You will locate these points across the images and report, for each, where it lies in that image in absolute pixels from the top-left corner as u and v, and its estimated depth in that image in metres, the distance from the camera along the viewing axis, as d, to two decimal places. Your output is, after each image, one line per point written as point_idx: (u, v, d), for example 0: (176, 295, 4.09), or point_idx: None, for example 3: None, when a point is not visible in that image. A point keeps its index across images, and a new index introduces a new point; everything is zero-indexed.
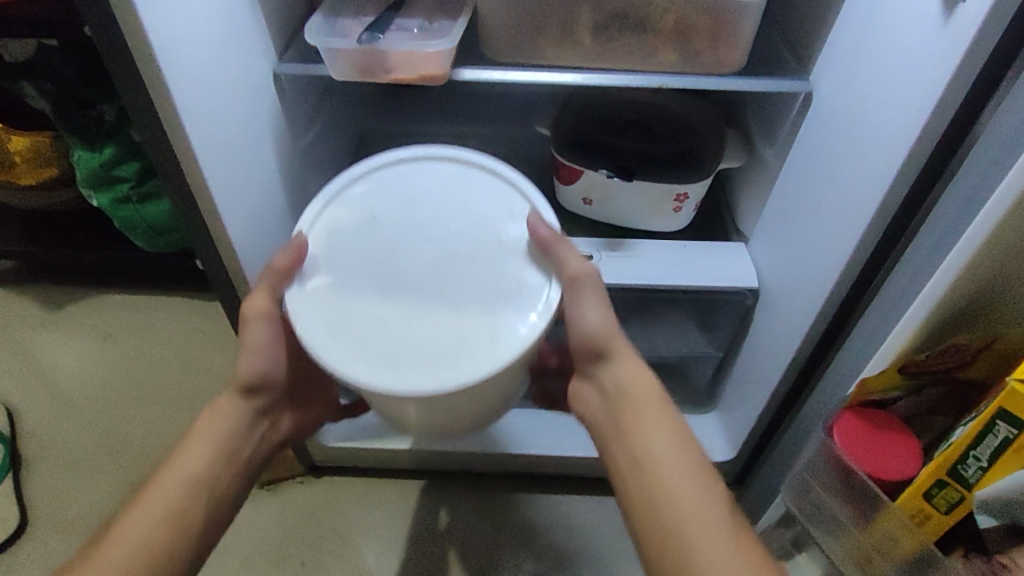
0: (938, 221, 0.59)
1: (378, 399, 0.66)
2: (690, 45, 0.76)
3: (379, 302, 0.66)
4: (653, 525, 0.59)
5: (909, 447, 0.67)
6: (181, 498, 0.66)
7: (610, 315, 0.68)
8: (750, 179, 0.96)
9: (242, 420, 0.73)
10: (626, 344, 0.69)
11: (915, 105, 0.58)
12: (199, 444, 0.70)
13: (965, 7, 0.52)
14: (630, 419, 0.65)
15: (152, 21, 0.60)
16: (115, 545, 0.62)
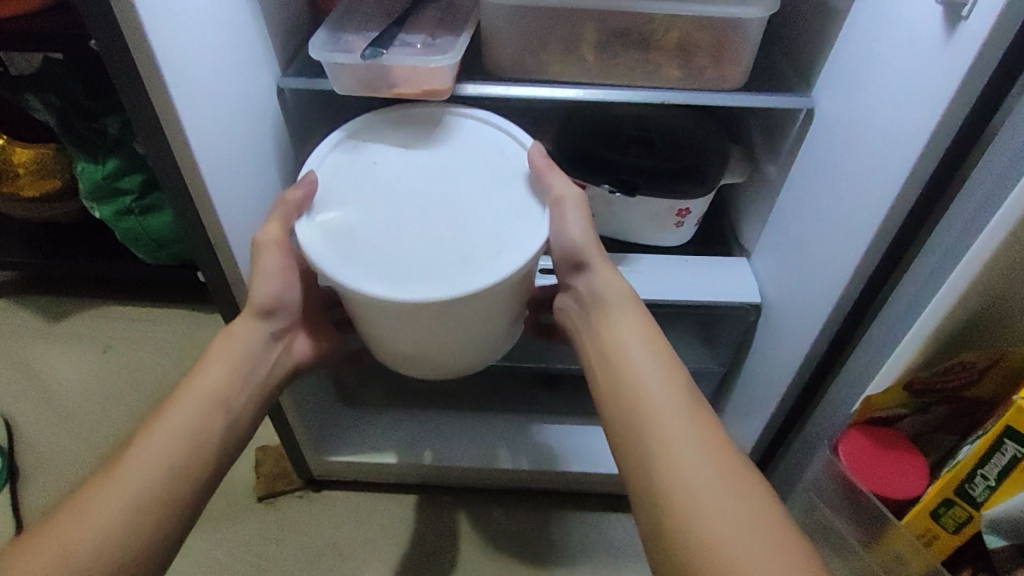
0: (943, 238, 0.59)
1: (384, 315, 0.71)
2: (692, 61, 0.76)
3: (385, 226, 0.71)
4: (615, 410, 0.64)
5: (915, 463, 0.67)
6: (200, 417, 0.68)
7: (590, 229, 0.73)
8: (752, 194, 0.97)
9: (259, 341, 0.76)
10: (603, 256, 0.74)
11: (919, 122, 0.58)
12: (218, 364, 0.72)
13: (968, 25, 0.52)
14: (606, 322, 0.71)
15: (157, 34, 0.60)
16: (136, 459, 0.63)
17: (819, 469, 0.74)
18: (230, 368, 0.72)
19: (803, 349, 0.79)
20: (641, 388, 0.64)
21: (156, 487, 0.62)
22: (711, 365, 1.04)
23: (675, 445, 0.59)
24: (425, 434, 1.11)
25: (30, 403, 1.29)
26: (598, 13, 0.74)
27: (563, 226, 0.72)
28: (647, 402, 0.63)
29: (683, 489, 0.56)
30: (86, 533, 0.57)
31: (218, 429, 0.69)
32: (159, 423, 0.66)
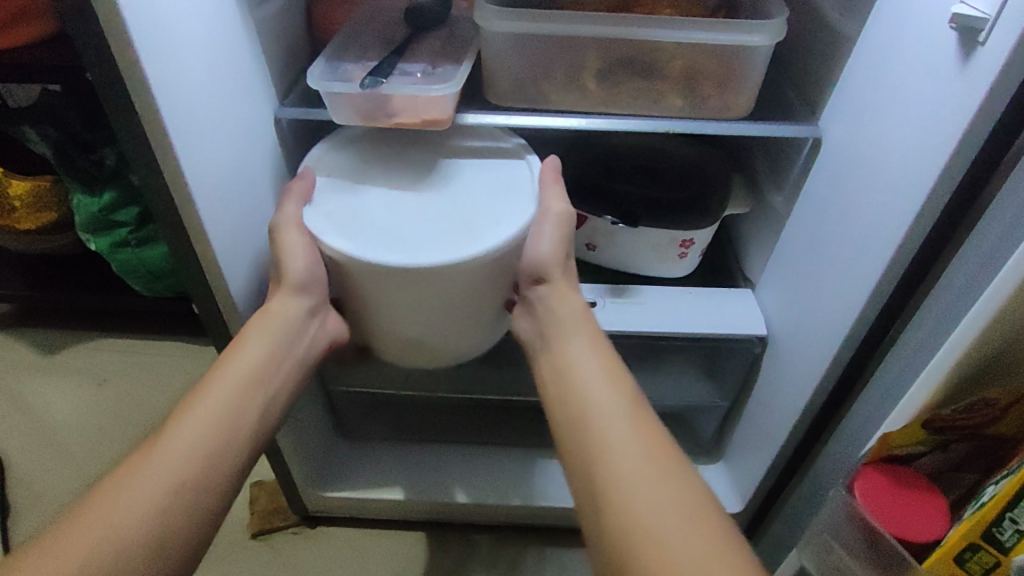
0: (964, 267, 0.58)
1: (390, 293, 0.74)
2: (697, 90, 0.75)
3: (386, 210, 0.76)
4: (563, 419, 0.64)
5: (935, 503, 0.63)
6: (241, 394, 0.68)
7: (560, 246, 0.76)
8: (756, 224, 0.96)
9: (299, 317, 0.74)
10: (567, 276, 0.76)
11: (934, 148, 0.57)
12: (259, 339, 0.71)
13: (985, 50, 0.51)
14: (559, 338, 0.71)
15: (154, 62, 0.59)
16: (180, 435, 0.63)
17: (833, 514, 0.69)
18: (269, 343, 0.72)
19: (813, 383, 0.77)
20: (587, 394, 0.64)
21: (199, 464, 0.62)
22: (717, 398, 1.01)
23: (615, 444, 0.59)
24: (422, 471, 1.08)
25: (22, 436, 1.26)
26: (601, 42, 0.73)
27: (537, 240, 0.76)
28: (593, 409, 0.63)
29: (618, 484, 0.56)
30: (131, 506, 0.57)
31: (257, 406, 0.68)
32: (202, 398, 0.66)
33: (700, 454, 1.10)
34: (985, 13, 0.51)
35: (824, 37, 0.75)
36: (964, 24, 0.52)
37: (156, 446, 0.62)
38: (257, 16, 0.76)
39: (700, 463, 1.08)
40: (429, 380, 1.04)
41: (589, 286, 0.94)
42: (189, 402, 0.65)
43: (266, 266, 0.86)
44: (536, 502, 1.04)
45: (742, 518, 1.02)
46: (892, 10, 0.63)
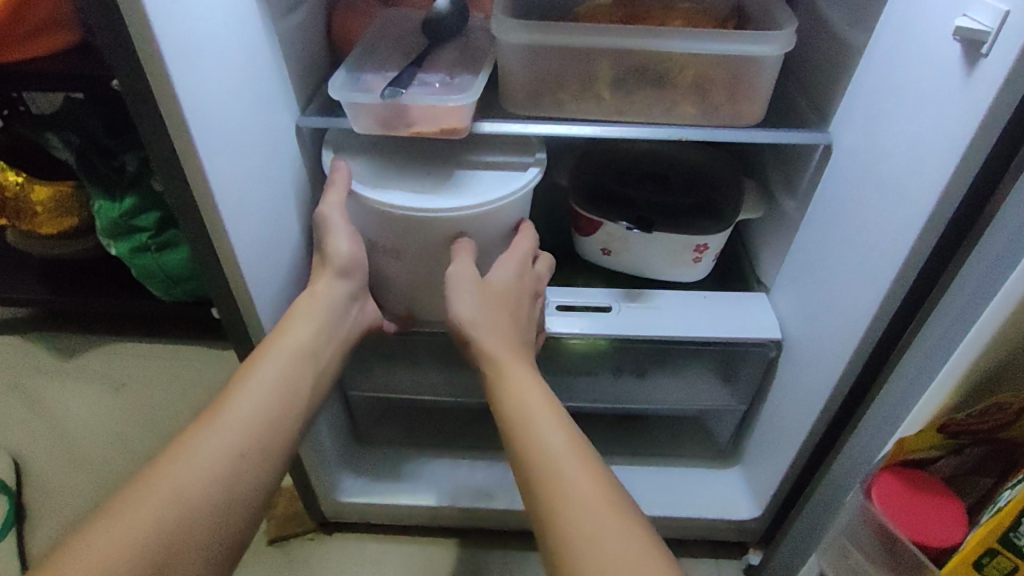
0: (972, 275, 0.58)
1: (459, 235, 0.83)
2: (709, 99, 0.76)
3: (427, 174, 0.84)
4: (517, 457, 0.66)
5: (951, 508, 0.63)
6: (293, 368, 0.72)
7: (482, 309, 0.77)
8: (769, 230, 0.96)
9: (337, 302, 0.79)
10: (495, 330, 0.76)
11: (941, 157, 0.58)
12: (306, 315, 0.76)
13: (989, 61, 0.52)
14: (506, 379, 0.71)
15: (179, 75, 0.61)
16: (238, 405, 0.68)
17: (851, 514, 0.70)
18: (315, 322, 0.76)
19: (827, 388, 0.78)
20: (546, 436, 0.66)
21: (254, 434, 0.67)
22: (732, 403, 1.01)
23: (580, 498, 0.61)
24: (439, 477, 1.09)
25: (43, 439, 1.28)
26: (614, 52, 0.74)
27: (455, 303, 0.77)
28: (552, 452, 0.65)
29: (589, 536, 0.58)
30: (196, 470, 0.62)
31: (308, 379, 0.73)
32: (255, 370, 0.70)
33: (715, 460, 1.11)
34: (985, 27, 0.52)
35: (835, 46, 0.76)
36: (968, 36, 0.53)
37: (216, 415, 0.67)
38: (279, 29, 0.78)
39: (716, 468, 1.09)
40: (445, 384, 1.06)
41: (603, 292, 0.96)
42: (243, 373, 0.70)
43: (287, 273, 0.88)
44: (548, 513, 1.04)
45: (759, 523, 1.03)
46: (899, 21, 0.64)
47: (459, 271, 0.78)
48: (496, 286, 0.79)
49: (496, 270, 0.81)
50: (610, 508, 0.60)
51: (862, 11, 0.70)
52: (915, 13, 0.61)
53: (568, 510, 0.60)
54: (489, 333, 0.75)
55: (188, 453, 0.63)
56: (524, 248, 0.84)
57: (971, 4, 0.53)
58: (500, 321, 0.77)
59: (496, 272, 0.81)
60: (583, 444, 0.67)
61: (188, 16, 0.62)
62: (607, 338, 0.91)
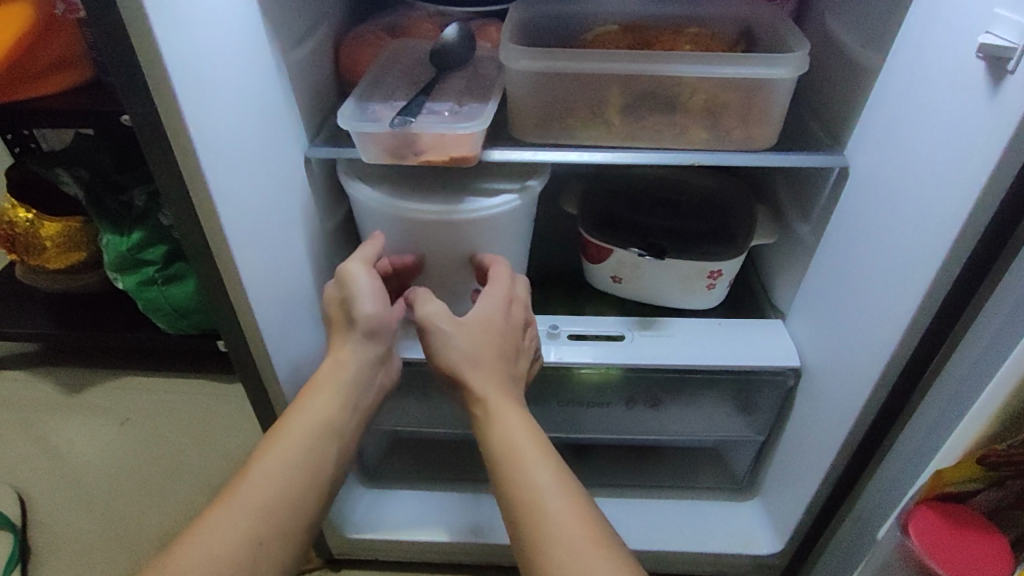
0: (1009, 297, 0.56)
1: (466, 237, 0.86)
2: (721, 123, 0.75)
3: (436, 183, 0.86)
4: (510, 500, 0.65)
5: (994, 544, 0.58)
6: (310, 446, 0.72)
7: (473, 344, 0.75)
8: (783, 255, 0.95)
9: (361, 369, 0.77)
10: (487, 363, 0.74)
11: (968, 178, 0.56)
12: (327, 392, 0.75)
13: (1015, 78, 0.50)
14: (494, 420, 0.70)
15: (190, 106, 0.60)
16: (252, 485, 0.67)
17: (886, 550, 0.67)
18: (337, 394, 0.75)
19: (852, 417, 0.75)
20: (535, 479, 0.65)
21: (269, 516, 0.66)
22: (747, 434, 0.99)
23: (569, 545, 0.60)
24: (450, 513, 1.06)
25: (44, 478, 1.26)
26: (625, 78, 0.74)
27: (448, 339, 0.75)
28: (541, 493, 0.64)
29: None
30: (207, 555, 0.61)
31: (329, 455, 0.73)
32: (275, 445, 0.71)
33: (733, 493, 1.08)
34: (1012, 44, 0.50)
35: (848, 69, 0.75)
36: (992, 53, 0.52)
37: (231, 496, 0.66)
38: (289, 60, 0.78)
39: (734, 502, 1.06)
40: (454, 417, 1.03)
41: (615, 320, 0.94)
42: (260, 453, 0.70)
43: (296, 303, 0.86)
44: None
45: (781, 559, 0.99)
46: (917, 41, 0.62)
47: (435, 313, 0.77)
48: (475, 317, 0.77)
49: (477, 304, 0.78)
50: (599, 549, 0.59)
51: (875, 33, 0.70)
52: (935, 32, 0.60)
53: (551, 559, 0.60)
54: (479, 368, 0.74)
55: (201, 538, 0.63)
56: (507, 281, 0.82)
57: (993, 21, 0.52)
58: (487, 353, 0.75)
59: (476, 306, 0.78)
60: (572, 481, 0.66)
61: (200, 48, 0.61)
62: (620, 368, 0.89)
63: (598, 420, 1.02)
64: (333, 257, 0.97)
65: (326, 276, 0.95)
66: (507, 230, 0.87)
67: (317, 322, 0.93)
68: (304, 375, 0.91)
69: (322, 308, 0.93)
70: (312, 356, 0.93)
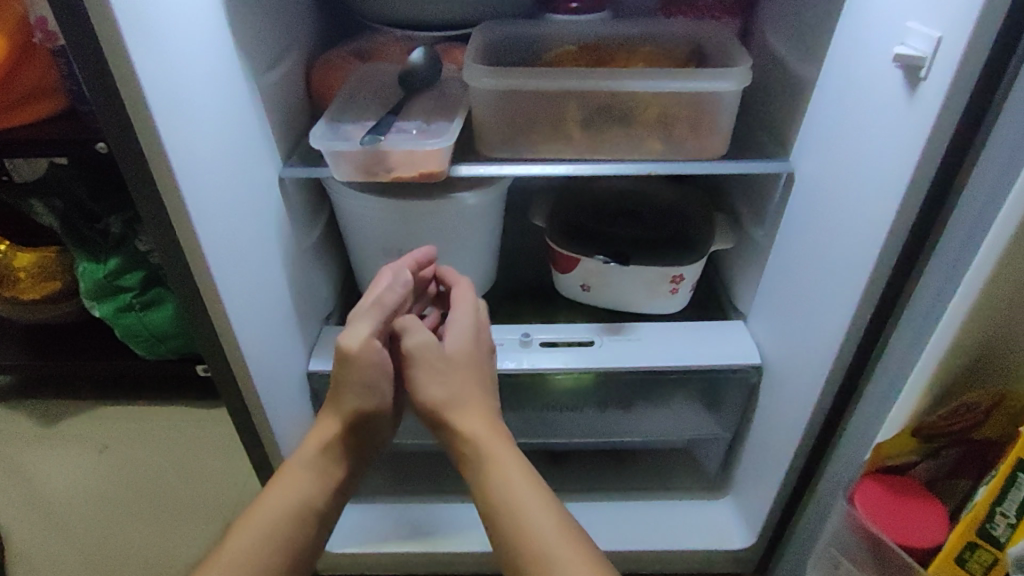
0: (928, 291, 0.60)
1: (431, 229, 0.91)
2: (673, 133, 0.80)
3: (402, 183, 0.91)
4: (514, 551, 0.65)
5: (935, 509, 0.61)
6: (288, 525, 0.73)
7: (463, 387, 0.75)
8: (741, 259, 1.00)
9: (340, 445, 0.78)
10: (478, 407, 0.74)
11: (889, 176, 0.61)
12: (303, 470, 0.76)
13: (928, 84, 0.55)
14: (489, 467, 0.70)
15: (168, 129, 0.63)
16: (226, 561, 0.68)
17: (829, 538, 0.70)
18: (318, 470, 0.77)
19: (807, 408, 0.79)
20: (536, 526, 0.65)
21: None
22: (717, 431, 1.03)
23: None
24: (435, 525, 1.08)
25: (23, 508, 1.25)
26: (581, 94, 0.78)
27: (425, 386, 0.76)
28: (545, 540, 0.64)
29: None
30: None
31: (306, 534, 0.74)
32: (252, 521, 0.72)
33: (707, 491, 1.11)
34: (922, 53, 0.55)
35: (790, 81, 0.80)
36: (906, 62, 0.56)
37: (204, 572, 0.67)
38: (261, 85, 0.81)
39: (707, 499, 1.09)
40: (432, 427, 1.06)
41: (584, 327, 0.97)
42: (236, 530, 0.71)
43: (276, 320, 0.89)
44: (486, 549, 1.04)
45: (754, 554, 1.02)
46: (845, 53, 0.68)
47: (424, 345, 0.76)
48: (454, 348, 0.77)
49: (453, 331, 0.78)
50: None
51: (811, 47, 0.75)
52: (858, 45, 0.65)
53: None
54: (468, 407, 0.74)
55: None
56: (473, 309, 0.82)
57: (907, 34, 0.57)
58: (475, 395, 0.75)
59: (454, 336, 0.78)
60: (572, 525, 0.67)
61: (176, 77, 0.64)
62: (592, 371, 0.93)
63: (571, 424, 1.05)
64: (310, 274, 0.99)
65: (303, 294, 0.97)
66: (478, 221, 0.94)
67: (296, 339, 0.95)
68: (283, 390, 0.93)
69: (299, 324, 0.96)
70: (291, 372, 0.95)
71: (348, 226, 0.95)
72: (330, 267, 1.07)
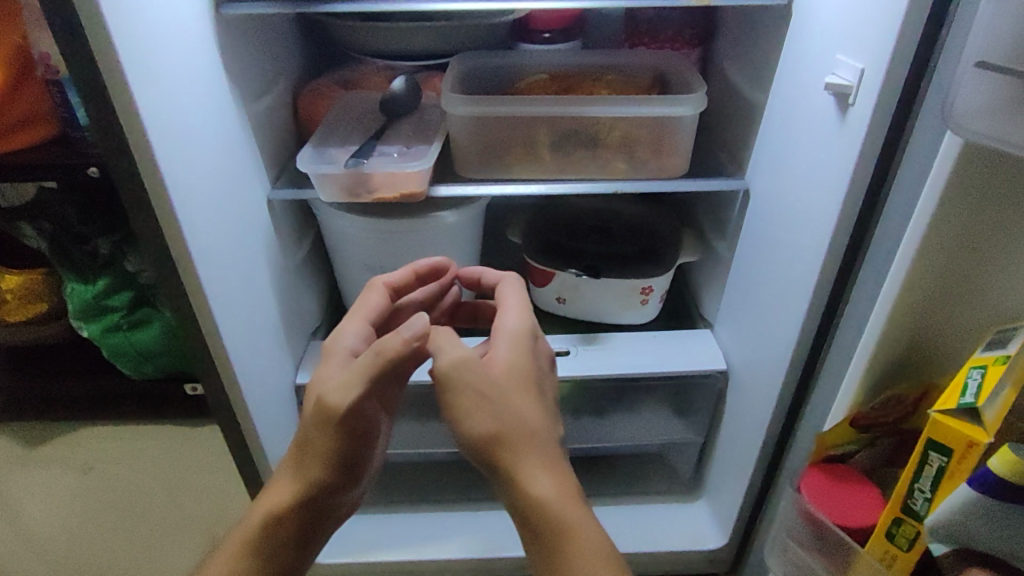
0: (861, 298, 0.66)
1: (412, 245, 0.96)
2: (636, 155, 0.86)
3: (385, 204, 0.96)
4: None
5: (869, 492, 0.66)
6: None
7: (526, 420, 0.57)
8: (707, 271, 1.06)
9: (298, 512, 0.62)
10: (545, 452, 0.57)
11: (828, 192, 0.67)
12: (247, 538, 0.62)
13: (855, 109, 0.62)
14: (560, 536, 0.54)
15: (164, 156, 0.68)
16: None
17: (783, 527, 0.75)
18: (271, 541, 0.63)
19: (767, 409, 0.84)
20: None
21: None
22: (688, 435, 1.08)
23: None
24: (467, 529, 1.12)
25: (10, 529, 1.27)
26: (551, 119, 0.84)
27: (466, 418, 0.57)
28: None
29: None
30: None
31: None
32: None
33: (682, 494, 1.16)
34: (849, 82, 0.62)
35: (743, 105, 0.87)
36: (837, 90, 0.63)
37: None
38: (251, 113, 0.86)
39: (683, 502, 1.14)
40: (415, 437, 1.10)
41: (559, 338, 1.02)
42: None
43: (265, 335, 0.93)
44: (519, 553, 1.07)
45: (727, 554, 1.07)
46: (788, 81, 0.74)
47: (466, 361, 0.59)
48: (503, 365, 0.60)
49: (500, 343, 0.62)
50: None
51: (760, 75, 0.82)
52: (798, 74, 0.72)
53: None
54: (532, 449, 0.56)
55: None
56: (523, 314, 0.66)
57: (837, 65, 0.64)
58: (541, 434, 0.57)
59: (500, 350, 0.62)
60: None
61: (171, 108, 0.69)
62: (567, 380, 0.97)
63: None
64: (297, 291, 1.04)
65: (291, 311, 1.01)
66: (457, 238, 0.99)
67: (284, 354, 0.99)
68: (272, 402, 0.96)
69: (287, 339, 1.00)
70: (279, 385, 0.99)
71: (334, 245, 1.00)
72: (316, 285, 1.12)
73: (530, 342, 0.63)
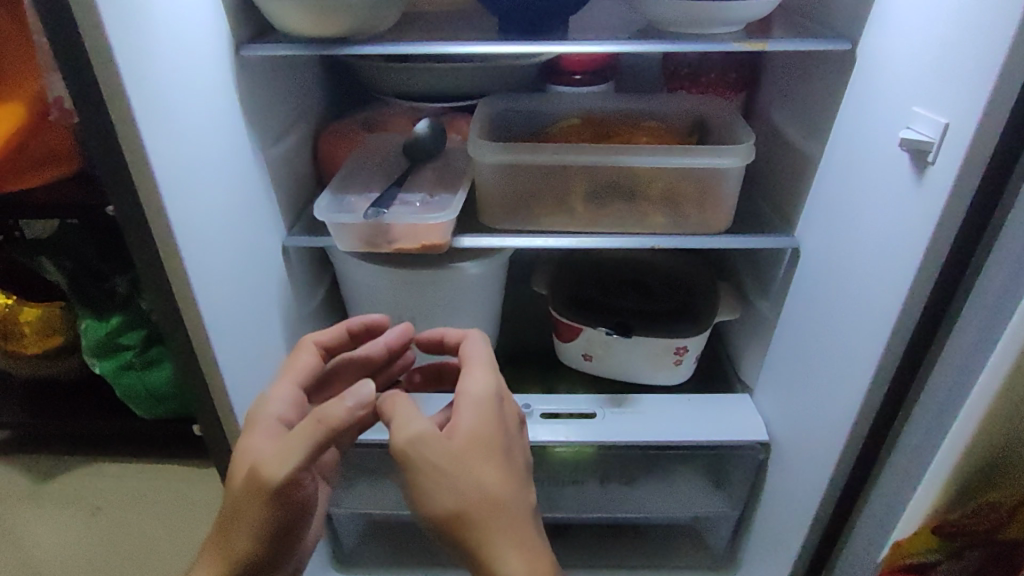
0: None
1: (433, 297, 0.90)
2: (677, 209, 0.80)
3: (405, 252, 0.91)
4: None
5: None
6: None
7: (493, 492, 0.49)
8: (746, 331, 0.98)
9: None
10: (513, 526, 0.49)
11: (899, 259, 0.60)
12: None
13: (935, 169, 0.55)
14: None
15: (175, 206, 0.64)
16: None
17: None
18: None
19: (819, 491, 0.76)
20: None
21: None
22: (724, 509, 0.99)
23: None
24: None
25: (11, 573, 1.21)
26: (587, 169, 0.78)
27: (422, 496, 0.48)
28: None
29: None
30: None
31: None
32: None
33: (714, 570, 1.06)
34: (930, 138, 0.55)
35: (794, 157, 0.81)
36: (913, 146, 0.56)
37: None
38: (269, 156, 0.82)
39: None
40: None
41: (586, 398, 0.95)
42: None
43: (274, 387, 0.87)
44: None
45: None
46: (850, 134, 0.68)
47: (423, 436, 0.49)
48: (466, 435, 0.51)
49: (463, 406, 0.53)
50: None
51: (815, 126, 0.76)
52: (863, 127, 0.65)
53: None
54: (503, 527, 0.48)
55: None
56: (481, 373, 0.56)
57: (913, 118, 0.58)
58: (512, 509, 0.49)
59: (461, 417, 0.52)
60: None
61: (184, 150, 0.65)
62: (594, 445, 0.90)
63: (573, 497, 1.01)
64: None
65: None
66: (480, 290, 0.93)
67: None
68: None
69: None
70: None
71: (351, 294, 0.94)
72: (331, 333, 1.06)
73: (495, 404, 0.54)
